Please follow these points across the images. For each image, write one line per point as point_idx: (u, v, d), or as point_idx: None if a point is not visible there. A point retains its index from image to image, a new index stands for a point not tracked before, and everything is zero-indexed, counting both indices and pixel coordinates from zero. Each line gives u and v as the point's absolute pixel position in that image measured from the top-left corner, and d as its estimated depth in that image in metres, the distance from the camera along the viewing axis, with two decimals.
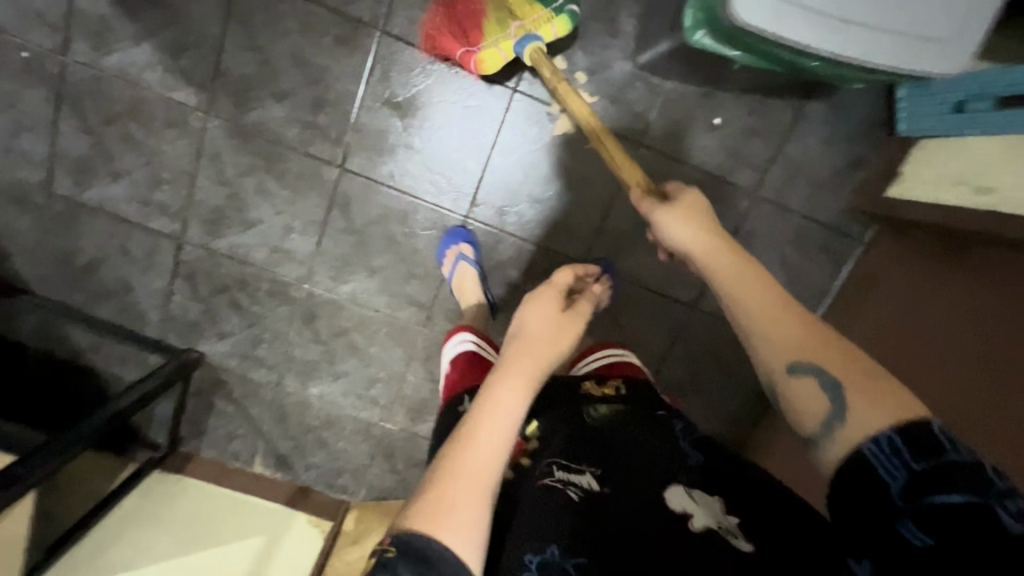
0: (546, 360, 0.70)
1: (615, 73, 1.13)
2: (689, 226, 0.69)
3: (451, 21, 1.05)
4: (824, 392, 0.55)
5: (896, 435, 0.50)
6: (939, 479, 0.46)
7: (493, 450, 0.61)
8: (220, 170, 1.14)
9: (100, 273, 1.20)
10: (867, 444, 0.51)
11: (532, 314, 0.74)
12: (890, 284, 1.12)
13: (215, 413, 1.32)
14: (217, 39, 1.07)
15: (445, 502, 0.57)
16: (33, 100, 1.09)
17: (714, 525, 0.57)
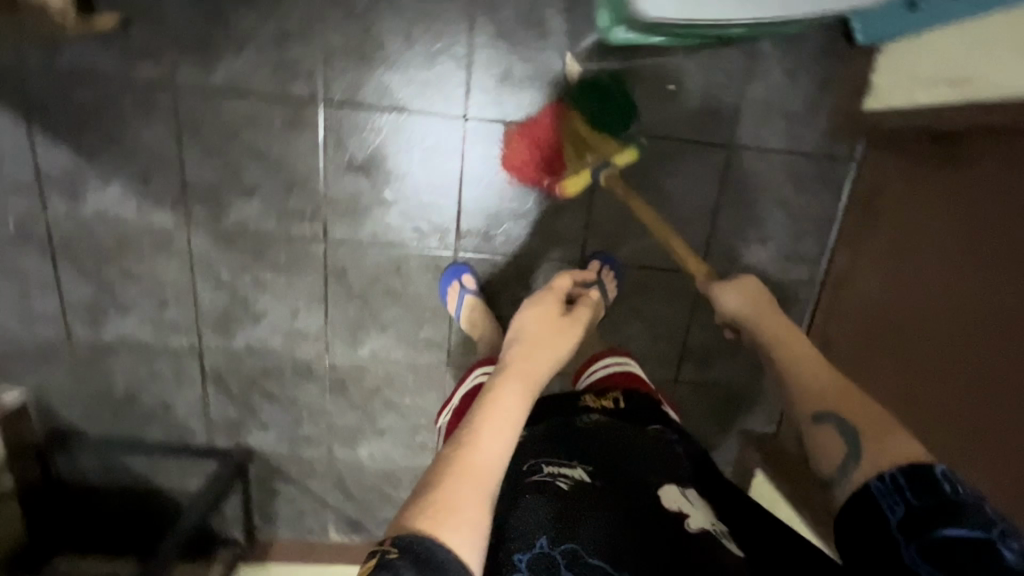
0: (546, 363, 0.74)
1: (559, 71, 1.11)
2: (739, 296, 0.91)
3: (529, 139, 1.12)
4: (845, 444, 0.63)
5: (900, 473, 0.57)
6: (934, 516, 0.53)
7: (494, 447, 0.64)
8: (218, 277, 1.18)
9: (138, 400, 1.26)
10: (875, 481, 0.58)
11: (536, 320, 0.81)
12: (890, 226, 1.11)
13: (280, 499, 1.37)
14: (176, 157, 1.10)
15: (449, 502, 0.59)
16: (31, 263, 1.14)
17: (708, 528, 0.66)
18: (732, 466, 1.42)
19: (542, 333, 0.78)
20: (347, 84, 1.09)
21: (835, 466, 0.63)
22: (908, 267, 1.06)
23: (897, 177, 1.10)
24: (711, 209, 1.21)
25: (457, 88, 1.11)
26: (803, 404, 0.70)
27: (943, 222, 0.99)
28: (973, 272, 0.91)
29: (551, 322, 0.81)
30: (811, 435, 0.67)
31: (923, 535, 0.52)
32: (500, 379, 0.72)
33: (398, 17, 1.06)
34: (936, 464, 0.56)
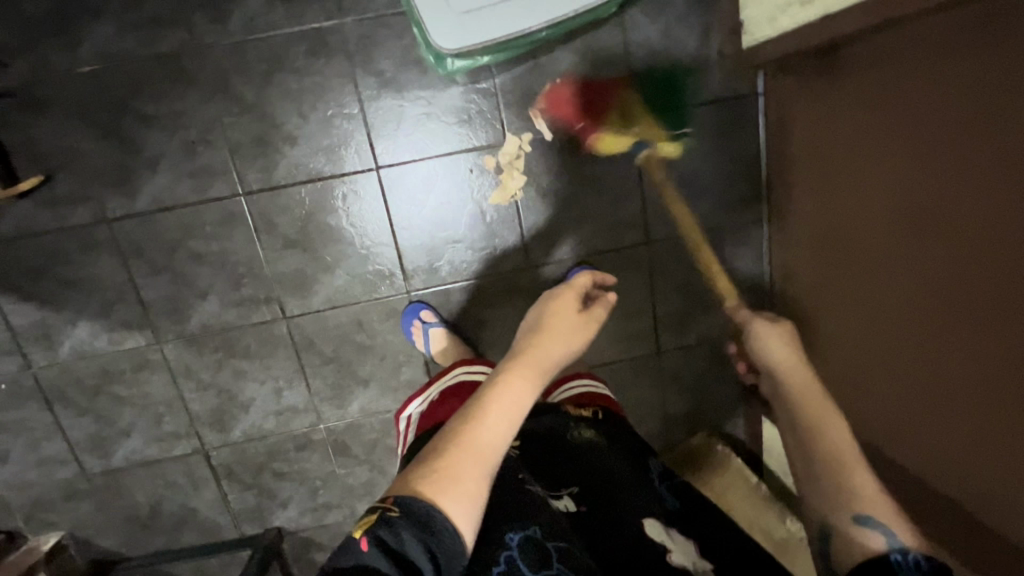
0: (553, 358, 0.80)
1: (450, 99, 1.15)
2: (779, 346, 0.89)
3: (585, 98, 1.18)
4: (878, 532, 0.60)
5: (921, 557, 0.57)
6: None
7: (500, 426, 0.69)
8: (199, 379, 1.25)
9: (163, 512, 1.32)
10: (891, 554, 0.58)
11: (555, 318, 0.85)
12: (817, 161, 1.08)
13: (320, 567, 1.42)
14: (129, 281, 1.17)
15: (451, 470, 0.63)
16: (32, 414, 1.23)
17: (688, 564, 0.70)
18: (740, 418, 1.42)
19: (558, 327, 0.84)
20: (260, 171, 1.15)
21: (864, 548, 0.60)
22: (840, 203, 1.03)
23: (813, 110, 1.06)
24: (636, 181, 1.24)
25: (361, 144, 1.16)
26: (829, 485, 0.66)
27: (862, 152, 0.94)
28: (900, 204, 0.87)
29: (566, 323, 0.85)
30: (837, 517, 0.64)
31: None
32: (510, 364, 0.77)
33: (287, 98, 1.12)
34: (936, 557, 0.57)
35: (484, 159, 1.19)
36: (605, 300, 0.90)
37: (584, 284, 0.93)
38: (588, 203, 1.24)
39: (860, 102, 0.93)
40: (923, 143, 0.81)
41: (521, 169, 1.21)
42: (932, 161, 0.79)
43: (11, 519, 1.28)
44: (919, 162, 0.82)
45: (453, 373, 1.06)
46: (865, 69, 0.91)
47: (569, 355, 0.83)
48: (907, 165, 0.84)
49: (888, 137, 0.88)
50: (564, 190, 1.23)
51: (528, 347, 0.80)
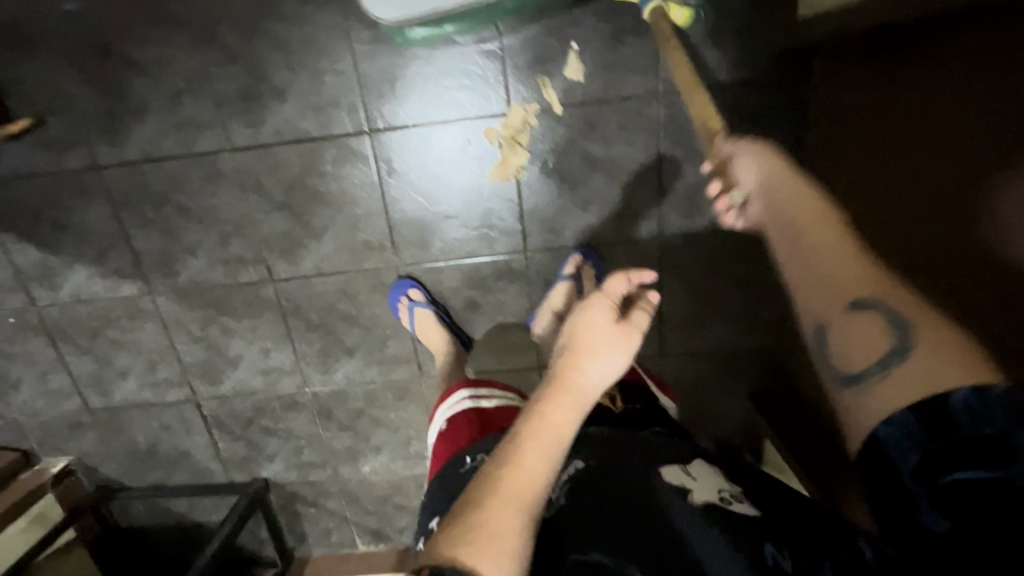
0: (594, 377, 0.67)
1: (451, 59, 1.04)
2: (768, 162, 0.68)
3: None
4: (888, 333, 0.50)
5: (911, 415, 0.46)
6: (952, 456, 0.44)
7: (535, 470, 0.61)
8: (190, 332, 1.26)
9: (159, 451, 1.38)
10: (880, 426, 0.48)
11: (587, 324, 0.70)
12: (846, 143, 1.01)
13: (305, 518, 1.46)
14: (121, 230, 1.16)
15: (489, 533, 0.57)
16: (38, 348, 1.28)
17: (714, 499, 0.59)
18: (742, 428, 1.33)
19: (596, 337, 0.68)
20: (247, 126, 1.08)
21: (865, 364, 0.51)
22: (862, 194, 0.98)
23: (854, 86, 0.97)
24: (653, 165, 1.11)
25: (352, 104, 1.07)
26: (819, 294, 0.55)
27: (903, 147, 0.88)
28: (934, 207, 0.82)
29: (606, 330, 0.69)
30: (836, 328, 0.53)
31: (938, 481, 0.44)
32: (546, 393, 0.66)
33: (275, 47, 1.03)
34: (955, 390, 0.44)
35: (484, 130, 1.08)
36: (651, 297, 0.72)
37: (622, 283, 0.71)
38: (597, 186, 1.12)
39: (908, 94, 0.86)
40: (972, 150, 0.75)
41: (525, 144, 1.09)
42: (975, 172, 0.75)
43: (23, 441, 1.37)
44: (963, 170, 0.76)
45: (458, 399, 0.95)
46: (919, 56, 0.83)
47: (613, 369, 0.68)
48: (948, 169, 0.79)
49: (933, 139, 0.82)
50: (571, 170, 1.11)
51: (562, 368, 0.67)
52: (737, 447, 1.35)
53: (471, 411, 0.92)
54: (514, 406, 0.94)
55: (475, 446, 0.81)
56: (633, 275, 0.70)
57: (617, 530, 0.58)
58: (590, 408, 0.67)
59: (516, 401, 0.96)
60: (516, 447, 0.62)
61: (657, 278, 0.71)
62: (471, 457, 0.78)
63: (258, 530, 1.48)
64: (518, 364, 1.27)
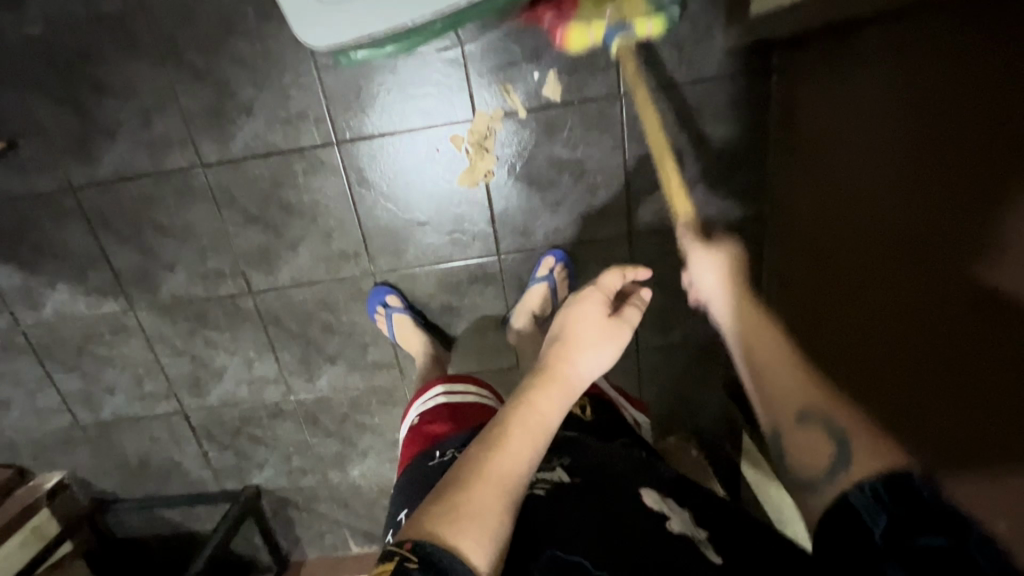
0: (584, 370, 0.69)
1: (413, 68, 1.05)
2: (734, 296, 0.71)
3: None
4: (830, 442, 0.53)
5: (880, 483, 0.49)
6: (915, 522, 0.47)
7: (522, 455, 0.62)
8: (173, 346, 1.28)
9: (151, 462, 1.41)
10: (852, 491, 0.50)
11: (578, 319, 0.73)
12: (824, 182, 0.94)
13: (298, 522, 1.49)
14: (99, 249, 1.18)
15: (473, 511, 0.56)
16: (25, 367, 1.30)
17: (691, 531, 0.63)
18: (721, 419, 1.35)
19: (586, 328, 0.71)
20: (217, 142, 1.10)
21: (820, 470, 0.54)
22: (841, 240, 0.89)
23: (825, 118, 0.92)
24: (619, 165, 1.12)
25: (318, 117, 1.08)
26: (780, 397, 0.58)
27: (868, 178, 0.81)
28: (889, 233, 0.76)
29: (596, 324, 0.72)
30: (789, 434, 0.57)
31: (902, 543, 0.47)
32: (535, 382, 0.68)
33: (240, 64, 1.04)
34: (913, 473, 0.49)
35: (450, 137, 1.10)
36: (641, 295, 0.77)
37: (617, 278, 0.77)
38: (565, 188, 1.14)
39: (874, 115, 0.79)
40: (934, 170, 0.67)
41: (491, 149, 1.11)
42: (940, 194, 0.66)
43: (17, 457, 1.39)
44: (928, 193, 0.68)
45: (431, 395, 0.87)
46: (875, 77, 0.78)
47: (604, 361, 0.71)
48: (904, 192, 0.72)
49: (874, 160, 0.79)
50: (539, 173, 1.13)
51: (554, 359, 0.70)
52: (717, 437, 1.37)
53: (448, 407, 0.83)
54: (489, 403, 0.87)
55: (450, 442, 0.75)
56: (628, 271, 0.78)
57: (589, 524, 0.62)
58: (577, 397, 0.69)
59: (492, 400, 0.88)
60: (501, 435, 0.63)
61: (649, 275, 0.77)
62: (441, 453, 0.73)
63: (252, 536, 1.51)
64: (497, 365, 1.29)
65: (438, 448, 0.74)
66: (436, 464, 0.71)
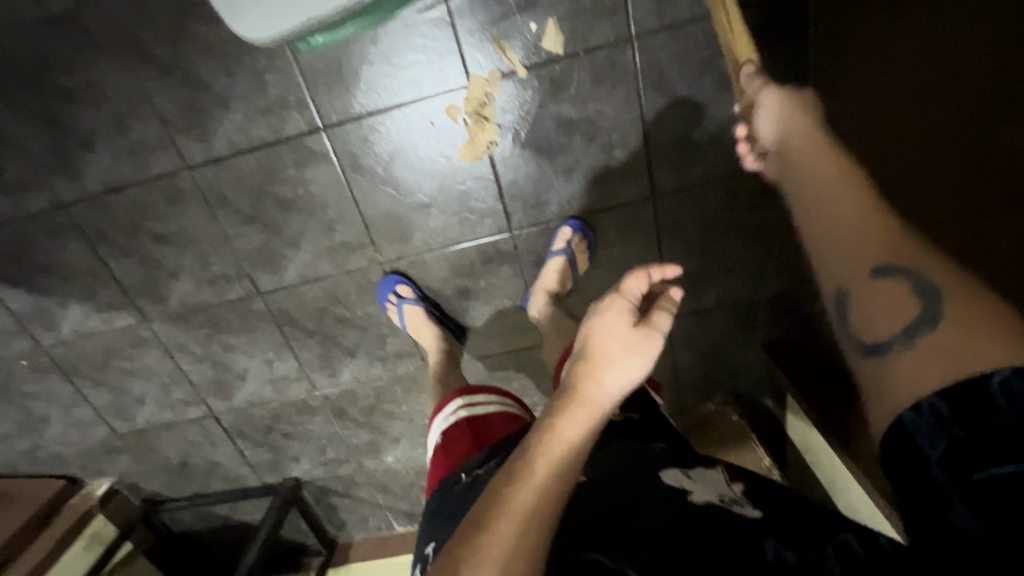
0: (615, 391, 0.61)
1: (396, 34, 0.94)
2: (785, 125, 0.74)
3: None
4: (912, 302, 0.50)
5: (940, 400, 0.44)
6: (985, 445, 0.40)
7: (548, 489, 0.53)
8: (192, 352, 1.26)
9: (192, 463, 1.43)
10: (908, 412, 0.46)
11: (601, 330, 0.64)
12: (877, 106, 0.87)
13: (340, 507, 1.51)
14: (101, 264, 1.14)
15: (493, 555, 0.49)
16: (54, 385, 1.30)
17: (715, 500, 0.57)
18: (760, 379, 1.28)
19: (613, 342, 0.62)
20: (199, 141, 1.02)
21: (896, 333, 0.50)
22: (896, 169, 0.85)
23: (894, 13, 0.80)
24: (635, 120, 1.00)
25: (301, 102, 0.99)
26: (850, 263, 0.56)
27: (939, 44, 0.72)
28: None
29: (621, 335, 0.63)
30: (861, 296, 0.54)
31: (969, 478, 0.41)
32: (558, 405, 0.60)
33: (209, 53, 0.95)
34: (992, 372, 0.42)
35: (446, 108, 0.99)
36: (673, 295, 0.67)
37: (641, 281, 0.68)
38: (578, 151, 1.03)
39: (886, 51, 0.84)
40: None
41: (491, 117, 1.00)
42: None
43: (66, 468, 1.43)
44: None
45: (451, 410, 0.83)
46: None
47: (634, 378, 0.62)
48: None
49: None
50: (547, 137, 1.02)
51: (577, 379, 0.61)
52: (758, 399, 1.30)
53: (471, 422, 0.79)
54: (512, 411, 0.82)
55: (476, 461, 0.70)
56: (654, 271, 0.68)
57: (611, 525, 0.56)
58: (604, 424, 0.60)
59: (515, 409, 0.84)
60: (521, 461, 0.55)
61: (678, 274, 0.68)
62: (467, 474, 0.68)
63: (299, 523, 1.54)
64: (520, 345, 1.23)
65: (464, 469, 0.70)
66: (462, 488, 0.66)
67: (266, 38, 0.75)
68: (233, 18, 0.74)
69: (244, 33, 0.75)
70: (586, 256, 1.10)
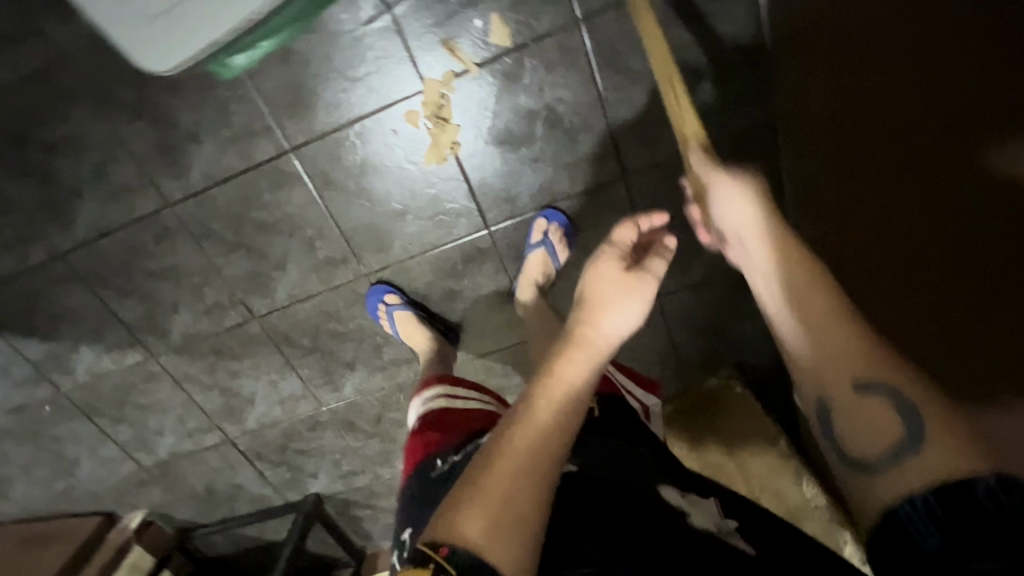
0: (611, 331, 0.58)
1: (345, 47, 0.96)
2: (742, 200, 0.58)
3: None
4: (893, 414, 0.42)
5: (934, 499, 0.38)
6: (976, 539, 0.35)
7: (550, 433, 0.51)
8: (201, 381, 1.30)
9: (216, 488, 1.48)
10: (903, 505, 0.40)
11: (598, 276, 0.62)
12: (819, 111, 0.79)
13: (363, 518, 1.54)
14: (104, 306, 1.19)
15: (490, 494, 0.47)
16: (76, 428, 1.36)
17: (712, 528, 0.56)
18: (764, 349, 1.25)
19: (609, 284, 0.60)
20: (177, 178, 1.06)
21: (883, 446, 0.42)
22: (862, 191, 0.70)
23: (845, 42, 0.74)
24: (594, 102, 1.00)
25: (266, 126, 1.02)
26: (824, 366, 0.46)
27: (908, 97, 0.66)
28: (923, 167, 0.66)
29: (618, 275, 0.61)
30: (846, 410, 0.45)
31: (964, 565, 0.34)
32: (557, 351, 0.57)
33: (174, 92, 0.99)
34: (978, 478, 0.37)
35: (405, 114, 1.00)
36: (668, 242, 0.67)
37: (632, 230, 0.66)
38: (541, 140, 1.03)
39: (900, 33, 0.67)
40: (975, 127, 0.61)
41: (450, 118, 1.01)
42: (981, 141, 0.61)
43: (101, 505, 1.50)
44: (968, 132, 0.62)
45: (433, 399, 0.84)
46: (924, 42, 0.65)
47: (633, 320, 0.59)
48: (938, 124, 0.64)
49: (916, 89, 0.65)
50: (508, 130, 1.02)
51: (576, 322, 0.59)
52: (764, 370, 1.27)
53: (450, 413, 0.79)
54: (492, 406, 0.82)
55: (452, 450, 0.70)
56: (647, 219, 0.68)
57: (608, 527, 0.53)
58: (604, 364, 0.57)
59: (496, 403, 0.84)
60: (518, 406, 0.53)
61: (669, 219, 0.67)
62: (443, 462, 0.68)
63: (326, 537, 1.58)
64: (514, 340, 1.23)
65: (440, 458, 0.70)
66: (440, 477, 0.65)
67: (163, 67, 0.78)
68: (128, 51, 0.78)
69: (140, 63, 0.78)
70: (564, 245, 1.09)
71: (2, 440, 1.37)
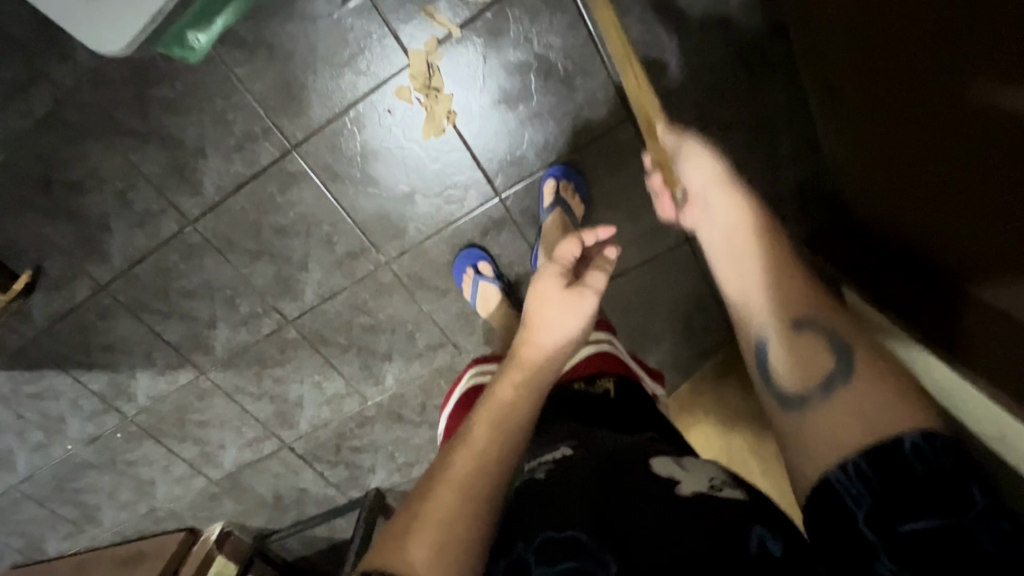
0: (552, 348, 0.66)
1: (326, 32, 0.95)
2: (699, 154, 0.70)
3: None
4: (826, 351, 0.47)
5: (862, 458, 0.41)
6: (912, 498, 0.38)
7: (491, 445, 0.55)
8: (249, 392, 1.34)
9: (283, 494, 1.53)
10: (833, 471, 0.42)
11: (538, 299, 0.70)
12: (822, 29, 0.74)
13: None
14: (149, 331, 1.25)
15: (431, 517, 0.50)
16: (146, 451, 1.43)
17: (703, 488, 0.51)
18: None
19: (547, 308, 0.68)
20: (192, 194, 1.09)
21: (815, 382, 0.46)
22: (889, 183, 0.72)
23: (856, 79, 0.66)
24: (586, 43, 0.96)
25: (265, 128, 1.03)
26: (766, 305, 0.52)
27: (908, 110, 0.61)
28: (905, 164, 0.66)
29: (557, 296, 0.69)
30: (779, 344, 0.50)
31: (897, 531, 0.38)
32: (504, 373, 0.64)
33: (175, 110, 1.02)
34: (904, 433, 0.40)
35: (396, 93, 0.99)
36: (607, 255, 0.73)
37: (572, 245, 0.74)
38: (537, 94, 0.99)
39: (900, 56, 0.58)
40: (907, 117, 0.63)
41: (441, 88, 0.99)
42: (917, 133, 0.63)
43: (183, 522, 1.58)
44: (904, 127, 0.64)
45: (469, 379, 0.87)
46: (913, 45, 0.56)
47: (569, 332, 0.67)
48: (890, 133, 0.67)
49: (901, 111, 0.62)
50: (502, 89, 0.99)
51: (518, 344, 0.67)
52: None
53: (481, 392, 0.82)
54: None
55: None
56: (585, 235, 0.75)
57: (599, 518, 0.50)
58: (548, 381, 0.64)
59: None
60: (464, 432, 0.58)
61: (609, 232, 0.74)
62: None
63: None
64: None
65: None
66: None
67: (115, 46, 0.82)
68: (86, 36, 0.81)
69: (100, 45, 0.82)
70: (575, 204, 1.03)
71: (83, 472, 1.45)
